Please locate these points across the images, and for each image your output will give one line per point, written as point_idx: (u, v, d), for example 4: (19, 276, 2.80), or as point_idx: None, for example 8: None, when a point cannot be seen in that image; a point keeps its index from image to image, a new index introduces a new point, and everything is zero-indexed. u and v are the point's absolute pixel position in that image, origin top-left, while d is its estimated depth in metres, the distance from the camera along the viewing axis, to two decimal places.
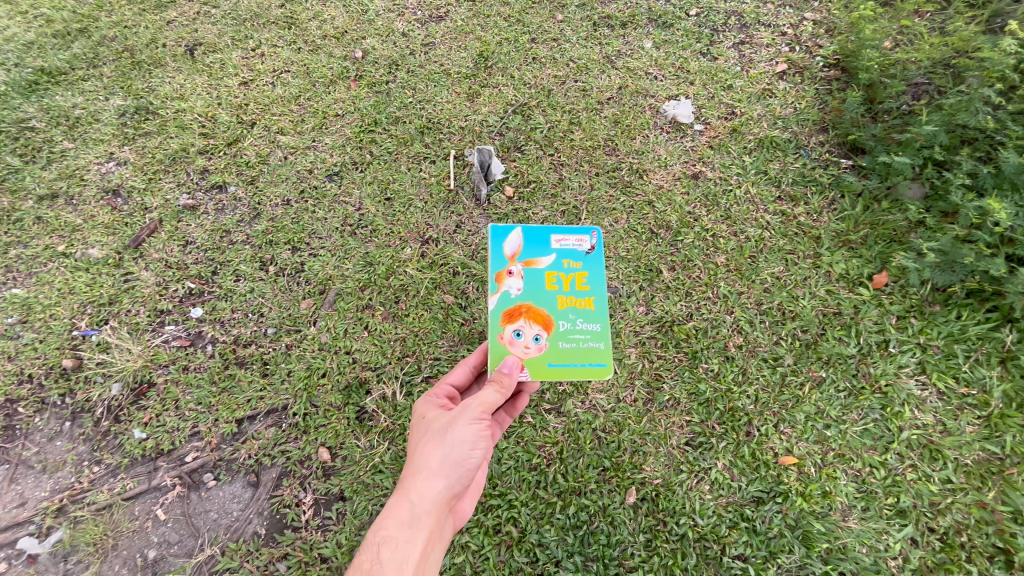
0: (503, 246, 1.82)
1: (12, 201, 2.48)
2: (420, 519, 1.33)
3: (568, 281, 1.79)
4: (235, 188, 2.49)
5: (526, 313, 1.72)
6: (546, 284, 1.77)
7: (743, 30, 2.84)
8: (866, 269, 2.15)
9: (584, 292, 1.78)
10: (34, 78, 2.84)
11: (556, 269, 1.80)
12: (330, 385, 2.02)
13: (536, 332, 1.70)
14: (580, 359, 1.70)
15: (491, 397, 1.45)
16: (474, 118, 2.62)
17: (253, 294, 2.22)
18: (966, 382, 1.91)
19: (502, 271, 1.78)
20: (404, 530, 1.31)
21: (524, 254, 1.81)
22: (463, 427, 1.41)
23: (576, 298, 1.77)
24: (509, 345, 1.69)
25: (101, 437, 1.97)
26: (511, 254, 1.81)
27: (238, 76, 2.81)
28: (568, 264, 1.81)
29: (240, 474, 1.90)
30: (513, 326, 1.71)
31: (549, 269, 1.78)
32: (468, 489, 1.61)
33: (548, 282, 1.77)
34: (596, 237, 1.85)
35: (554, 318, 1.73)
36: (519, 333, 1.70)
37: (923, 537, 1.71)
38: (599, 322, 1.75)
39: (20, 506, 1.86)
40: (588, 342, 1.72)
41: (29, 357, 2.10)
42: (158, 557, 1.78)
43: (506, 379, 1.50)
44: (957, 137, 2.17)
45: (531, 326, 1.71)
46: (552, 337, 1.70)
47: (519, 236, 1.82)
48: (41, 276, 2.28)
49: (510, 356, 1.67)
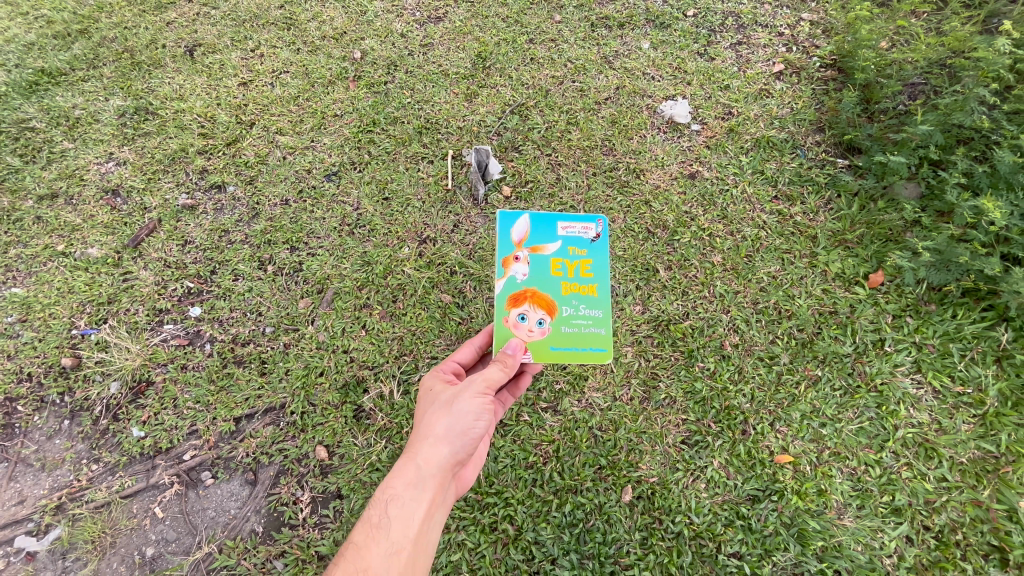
0: (510, 231, 1.82)
1: (12, 201, 2.49)
2: (425, 482, 1.36)
3: (573, 268, 1.80)
4: (233, 188, 2.51)
5: (530, 297, 1.74)
6: (552, 270, 1.79)
7: (741, 30, 2.85)
8: (862, 268, 2.16)
9: (587, 279, 1.79)
10: (35, 79, 2.86)
11: (561, 255, 1.81)
12: (327, 384, 2.03)
13: (540, 316, 1.72)
14: (581, 343, 1.72)
15: (496, 374, 1.48)
16: (472, 118, 2.63)
17: (251, 293, 2.23)
18: (962, 381, 1.92)
19: (509, 257, 1.78)
20: (409, 491, 1.36)
21: (531, 240, 1.81)
22: (468, 400, 1.41)
23: (579, 284, 1.78)
24: (514, 328, 1.71)
25: (100, 436, 1.98)
26: (519, 239, 1.81)
27: (238, 76, 2.83)
28: (573, 251, 1.82)
29: (238, 472, 1.90)
30: (518, 310, 1.72)
31: (555, 255, 1.80)
32: (472, 458, 1.62)
33: (553, 268, 1.78)
34: (601, 225, 1.86)
35: (558, 303, 1.74)
36: (524, 317, 1.71)
37: (918, 535, 1.71)
38: (601, 309, 1.76)
39: (19, 504, 1.87)
40: (590, 327, 1.74)
41: (29, 356, 2.11)
42: (156, 555, 1.79)
43: (510, 360, 1.57)
44: (953, 137, 2.18)
45: (535, 310, 1.72)
46: (556, 321, 1.72)
47: (527, 222, 1.83)
48: (40, 275, 2.29)
49: (514, 338, 1.69)
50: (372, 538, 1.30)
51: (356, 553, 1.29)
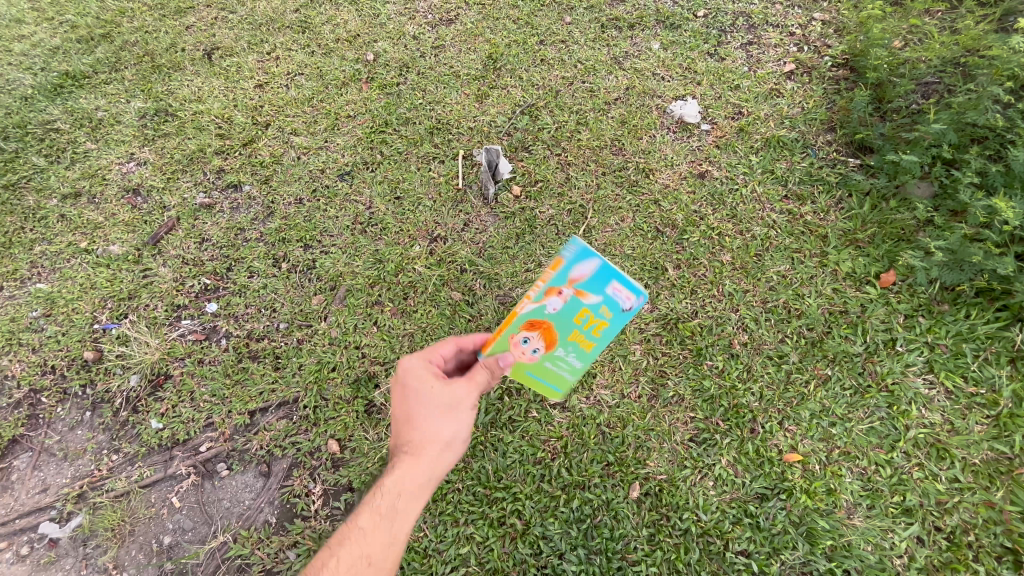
0: (574, 268, 1.45)
1: (38, 199, 2.58)
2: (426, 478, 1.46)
3: (589, 323, 1.53)
4: (249, 187, 2.56)
5: (542, 329, 1.55)
6: (578, 319, 1.52)
7: (751, 31, 2.86)
8: (873, 267, 2.15)
9: (594, 337, 1.55)
10: (59, 82, 2.94)
11: (593, 309, 1.50)
12: (339, 378, 2.06)
13: (537, 346, 1.57)
14: (549, 378, 1.67)
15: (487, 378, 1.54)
16: (482, 119, 2.66)
17: (266, 290, 2.28)
18: (975, 381, 1.89)
19: (551, 287, 1.49)
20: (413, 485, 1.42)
21: (584, 284, 1.46)
22: (468, 408, 1.48)
23: (586, 338, 1.56)
24: (512, 346, 1.56)
25: (119, 427, 2.03)
26: (575, 277, 1.46)
27: (253, 79, 2.89)
28: (605, 312, 1.50)
29: (252, 464, 1.94)
30: (524, 332, 1.55)
31: (592, 310, 1.49)
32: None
33: (578, 316, 1.52)
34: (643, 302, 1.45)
35: (559, 342, 1.57)
36: (523, 342, 1.57)
37: (929, 536, 1.69)
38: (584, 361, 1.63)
39: (43, 492, 1.93)
40: (569, 372, 1.65)
41: (53, 349, 2.18)
42: (173, 543, 1.83)
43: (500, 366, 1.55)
44: (968, 136, 2.16)
45: (538, 340, 1.56)
46: (547, 356, 1.60)
47: (595, 265, 1.43)
48: (64, 271, 2.37)
49: (507, 353, 1.56)
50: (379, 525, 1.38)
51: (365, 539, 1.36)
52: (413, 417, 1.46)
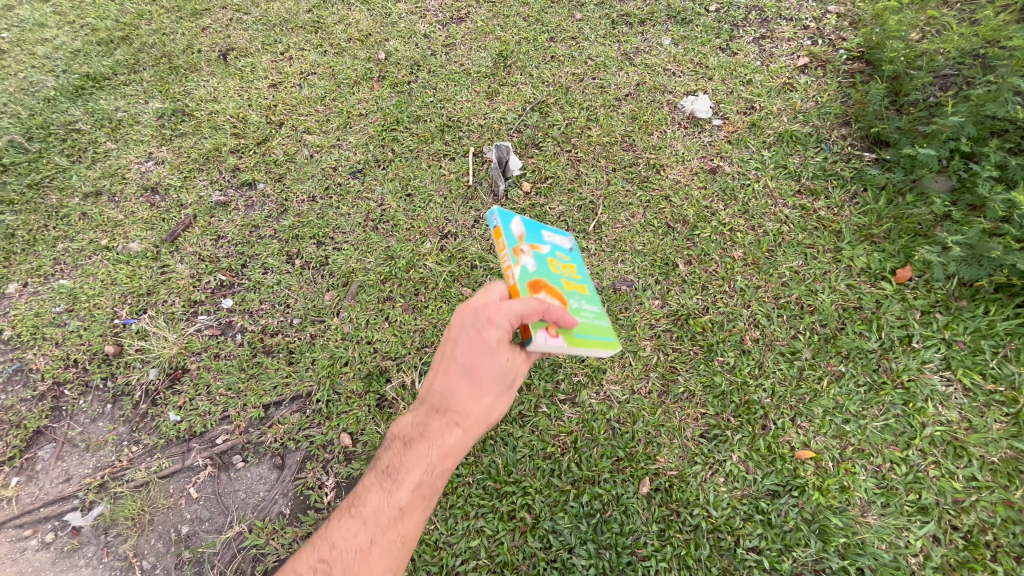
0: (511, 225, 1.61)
1: (60, 198, 2.65)
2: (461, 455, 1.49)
3: (565, 267, 1.67)
4: (263, 185, 2.60)
5: (545, 288, 1.52)
6: (551, 267, 1.61)
7: (764, 25, 2.83)
8: (889, 263, 2.12)
9: (578, 279, 1.68)
10: (80, 83, 3.02)
11: (554, 256, 1.66)
12: (352, 373, 2.09)
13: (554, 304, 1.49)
14: (594, 330, 1.56)
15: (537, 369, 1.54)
16: (493, 117, 2.67)
17: (280, 286, 2.32)
18: (994, 378, 1.86)
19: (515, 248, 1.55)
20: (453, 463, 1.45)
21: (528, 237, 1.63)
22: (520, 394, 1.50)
23: (575, 282, 1.66)
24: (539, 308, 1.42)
25: (139, 419, 2.08)
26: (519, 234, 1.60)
27: (268, 79, 2.94)
28: (560, 255, 1.69)
29: (267, 456, 1.98)
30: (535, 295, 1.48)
31: (551, 256, 1.64)
32: None
33: (552, 265, 1.62)
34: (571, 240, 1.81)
35: (564, 294, 1.57)
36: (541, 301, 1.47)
37: (945, 535, 1.66)
38: (596, 306, 1.66)
39: (66, 481, 1.99)
40: (597, 319, 1.62)
41: (75, 343, 2.24)
42: (191, 532, 1.87)
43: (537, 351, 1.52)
44: (987, 129, 2.10)
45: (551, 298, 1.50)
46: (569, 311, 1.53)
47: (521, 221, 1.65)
48: (86, 268, 2.43)
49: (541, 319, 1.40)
50: (418, 506, 1.43)
51: (403, 519, 1.41)
52: (475, 389, 1.41)
